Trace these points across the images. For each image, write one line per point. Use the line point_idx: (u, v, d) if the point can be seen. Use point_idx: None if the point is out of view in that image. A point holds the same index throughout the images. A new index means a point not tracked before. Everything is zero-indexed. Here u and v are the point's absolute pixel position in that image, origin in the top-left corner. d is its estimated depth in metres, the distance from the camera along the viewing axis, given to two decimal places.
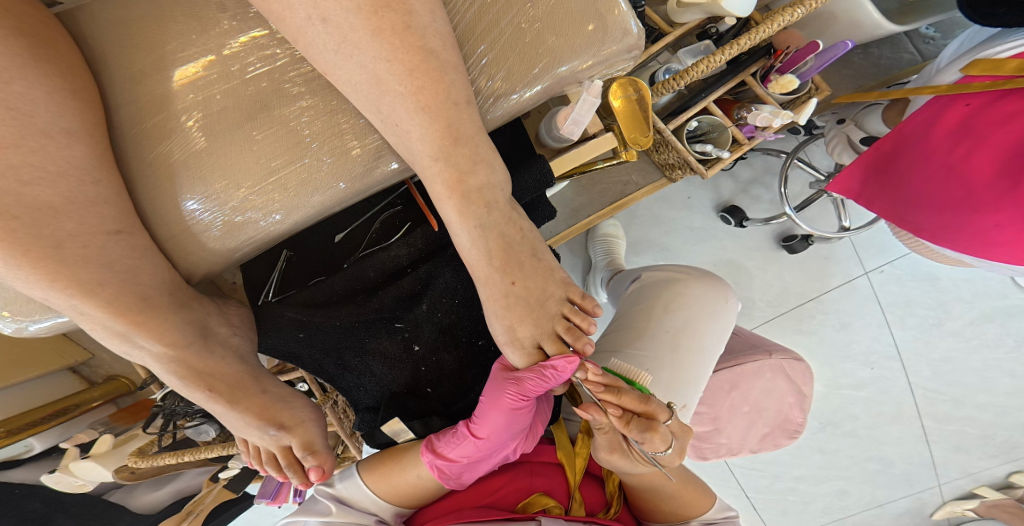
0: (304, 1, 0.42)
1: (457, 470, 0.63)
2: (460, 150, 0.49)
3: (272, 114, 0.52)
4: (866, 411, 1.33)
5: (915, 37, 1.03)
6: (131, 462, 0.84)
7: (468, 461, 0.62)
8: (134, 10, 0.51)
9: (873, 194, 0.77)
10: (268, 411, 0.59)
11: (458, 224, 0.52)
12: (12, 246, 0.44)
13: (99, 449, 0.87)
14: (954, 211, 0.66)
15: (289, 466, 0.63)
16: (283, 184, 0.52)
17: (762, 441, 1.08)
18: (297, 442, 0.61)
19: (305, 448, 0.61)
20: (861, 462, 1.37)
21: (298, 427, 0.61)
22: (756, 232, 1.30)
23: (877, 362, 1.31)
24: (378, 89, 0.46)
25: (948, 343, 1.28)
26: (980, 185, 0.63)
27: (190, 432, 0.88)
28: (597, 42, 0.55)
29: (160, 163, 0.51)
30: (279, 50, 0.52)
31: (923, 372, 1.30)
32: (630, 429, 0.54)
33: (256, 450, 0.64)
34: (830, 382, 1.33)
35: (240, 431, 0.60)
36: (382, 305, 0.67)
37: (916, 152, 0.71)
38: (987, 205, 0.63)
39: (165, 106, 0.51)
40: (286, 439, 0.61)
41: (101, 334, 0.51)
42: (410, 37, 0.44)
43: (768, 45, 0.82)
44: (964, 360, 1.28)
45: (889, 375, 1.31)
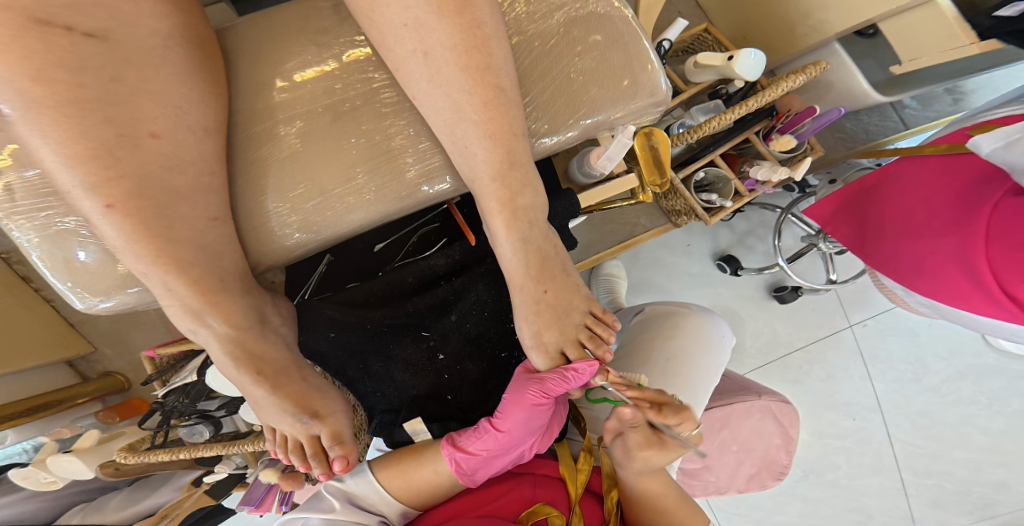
0: (411, 38, 0.51)
1: (474, 464, 0.67)
2: (515, 175, 0.57)
3: (360, 130, 0.60)
4: (847, 461, 1.38)
5: (898, 107, 1.15)
6: (118, 456, 0.97)
7: (486, 455, 0.66)
8: (257, 35, 0.60)
9: (843, 221, 0.85)
10: (305, 398, 0.62)
11: (504, 238, 0.59)
12: (136, 222, 0.50)
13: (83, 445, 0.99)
14: (909, 236, 0.72)
15: (314, 455, 0.64)
16: (358, 190, 0.60)
17: (748, 481, 1.13)
18: (326, 432, 0.64)
19: (332, 437, 0.64)
20: (842, 512, 1.41)
21: (329, 418, 0.64)
22: (749, 282, 1.39)
23: (859, 414, 1.38)
24: (456, 116, 0.54)
25: (925, 398, 1.36)
26: (936, 214, 0.70)
27: (185, 431, 1.04)
28: (628, 97, 0.64)
29: (260, 161, 0.58)
30: (376, 73, 0.61)
31: (902, 427, 1.36)
32: (664, 415, 0.59)
33: (283, 439, 0.65)
34: (814, 432, 1.39)
35: (269, 417, 0.63)
36: (416, 310, 0.74)
37: (892, 183, 0.78)
38: (937, 230, 0.69)
39: (272, 114, 0.59)
40: (317, 428, 0.63)
41: (176, 312, 0.55)
42: (489, 75, 0.53)
43: (770, 108, 0.93)
44: (940, 415, 1.36)
45: (869, 426, 1.37)
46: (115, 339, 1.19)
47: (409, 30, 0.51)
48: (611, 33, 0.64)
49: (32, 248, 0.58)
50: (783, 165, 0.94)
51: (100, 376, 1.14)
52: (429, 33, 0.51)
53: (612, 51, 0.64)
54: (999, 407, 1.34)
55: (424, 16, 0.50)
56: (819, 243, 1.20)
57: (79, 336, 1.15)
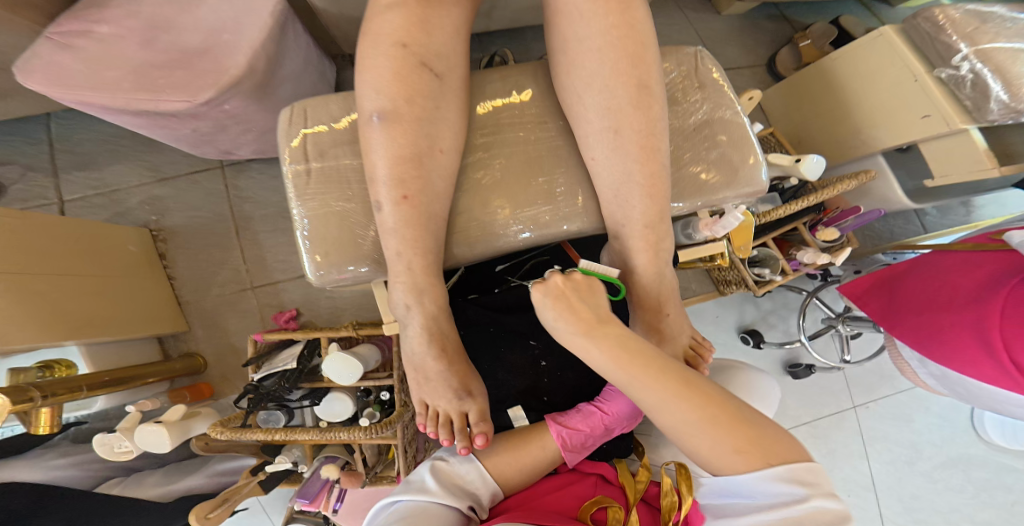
0: (611, 119, 0.71)
1: (577, 439, 0.83)
2: (661, 226, 0.76)
3: (546, 175, 0.80)
4: None
5: (920, 214, 1.44)
6: (216, 431, 1.07)
7: (589, 431, 0.84)
8: (478, 91, 0.81)
9: (873, 297, 1.05)
10: (465, 378, 0.76)
11: (643, 270, 0.77)
12: (409, 215, 0.65)
13: (171, 418, 1.10)
14: (933, 310, 0.93)
15: (460, 430, 0.76)
16: (535, 218, 0.79)
17: None
18: (474, 410, 0.77)
19: (478, 415, 0.77)
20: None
21: (479, 398, 0.77)
22: (767, 355, 1.57)
23: (854, 490, 1.50)
24: (629, 178, 0.73)
25: (917, 482, 1.51)
26: (957, 295, 0.91)
27: (262, 415, 1.12)
28: (729, 183, 0.82)
29: (470, 186, 0.79)
30: (560, 137, 0.81)
31: (895, 509, 1.49)
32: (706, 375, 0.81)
33: (433, 415, 0.79)
34: None
35: (431, 392, 0.77)
36: (533, 320, 0.93)
37: (919, 271, 1.00)
38: (958, 307, 0.89)
39: (481, 153, 0.79)
40: (468, 406, 0.77)
41: (400, 286, 0.70)
42: (659, 153, 0.73)
43: (819, 205, 1.16)
44: (930, 500, 1.50)
45: (863, 504, 1.49)
46: (209, 323, 1.29)
47: (611, 113, 0.71)
48: (733, 134, 0.83)
49: (297, 222, 0.72)
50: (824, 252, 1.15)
51: (184, 358, 1.24)
52: (623, 117, 0.71)
53: (734, 146, 0.83)
54: (982, 498, 1.49)
55: (624, 107, 0.70)
56: (838, 325, 1.40)
57: (181, 315, 1.27)
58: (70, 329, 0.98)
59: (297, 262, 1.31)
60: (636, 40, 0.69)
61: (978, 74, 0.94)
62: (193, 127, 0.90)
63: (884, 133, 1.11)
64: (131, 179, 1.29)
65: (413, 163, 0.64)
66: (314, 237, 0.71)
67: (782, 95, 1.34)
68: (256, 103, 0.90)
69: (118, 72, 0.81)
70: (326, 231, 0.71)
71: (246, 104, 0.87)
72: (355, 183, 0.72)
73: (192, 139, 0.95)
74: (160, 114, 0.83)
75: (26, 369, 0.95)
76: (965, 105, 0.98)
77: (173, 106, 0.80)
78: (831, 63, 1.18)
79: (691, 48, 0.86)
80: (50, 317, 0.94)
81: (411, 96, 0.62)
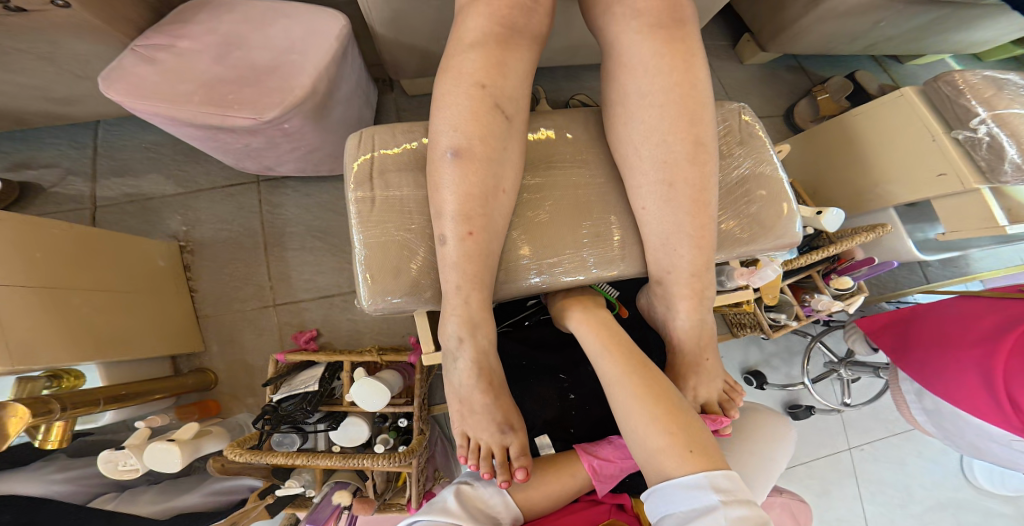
0: (665, 171, 0.74)
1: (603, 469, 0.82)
2: (706, 274, 0.78)
3: (597, 219, 0.82)
4: None
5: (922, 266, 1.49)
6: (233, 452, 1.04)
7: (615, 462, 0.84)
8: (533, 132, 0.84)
9: (886, 331, 1.08)
10: (509, 412, 0.76)
11: (685, 316, 0.79)
12: (470, 251, 0.67)
13: (184, 436, 1.05)
14: (949, 345, 0.95)
15: (501, 463, 0.75)
16: (582, 259, 0.81)
17: None
18: (516, 444, 0.76)
19: (520, 450, 0.76)
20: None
21: (521, 431, 0.76)
22: (769, 395, 1.59)
23: None
24: (679, 229, 0.75)
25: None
26: (973, 332, 0.93)
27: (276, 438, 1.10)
28: (766, 234, 0.84)
29: (520, 224, 0.80)
30: (609, 182, 0.83)
31: None
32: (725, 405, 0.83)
33: (473, 447, 0.77)
34: None
35: (475, 423, 0.76)
36: (569, 357, 0.97)
37: (935, 309, 1.03)
38: (975, 343, 0.92)
39: (535, 193, 0.81)
40: (510, 440, 0.76)
41: (454, 319, 0.71)
42: (710, 206, 0.75)
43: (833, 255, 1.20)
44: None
45: None
46: (226, 338, 1.27)
47: (666, 164, 0.73)
48: (772, 190, 0.86)
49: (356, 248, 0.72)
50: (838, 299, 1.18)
51: (196, 373, 1.21)
52: (679, 171, 0.73)
53: (773, 201, 0.85)
54: None
55: (680, 160, 0.73)
56: (841, 369, 1.44)
57: (199, 333, 1.25)
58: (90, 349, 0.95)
59: (320, 281, 1.30)
60: (696, 98, 0.72)
61: (995, 137, 1.00)
62: (246, 143, 0.91)
63: (900, 188, 1.15)
64: (163, 187, 1.29)
65: (480, 201, 0.66)
66: (371, 262, 0.72)
67: (801, 145, 1.38)
68: (310, 124, 0.91)
69: (190, 85, 0.82)
70: (383, 260, 0.72)
71: (304, 125, 0.89)
72: (414, 213, 0.73)
73: (241, 153, 0.96)
74: (223, 129, 0.84)
75: (36, 378, 0.90)
76: (980, 165, 1.04)
77: (239, 123, 0.82)
78: (852, 118, 1.23)
79: (735, 104, 0.89)
80: (71, 335, 0.91)
81: (485, 136, 0.65)
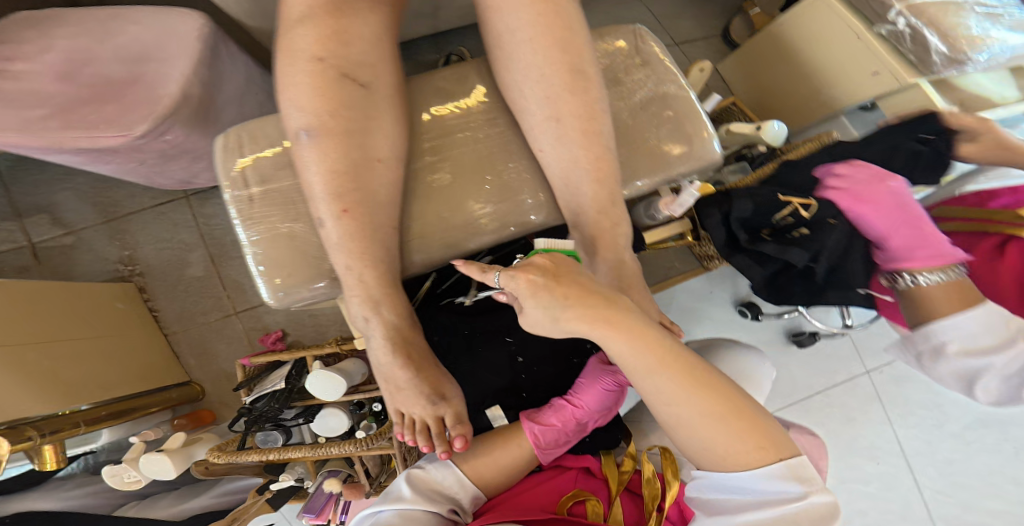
0: (547, 109, 0.72)
1: (552, 434, 0.85)
2: (613, 210, 0.75)
3: (498, 168, 0.79)
4: (875, 508, 1.47)
5: None
6: (214, 455, 1.08)
7: (560, 425, 0.86)
8: (416, 90, 0.80)
9: None
10: (438, 384, 0.75)
11: (600, 255, 0.78)
12: (355, 227, 0.64)
13: (172, 446, 1.11)
14: None
15: (438, 433, 0.76)
16: (495, 217, 0.79)
17: None
18: (450, 413, 0.76)
19: (456, 417, 0.76)
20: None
21: (454, 400, 0.77)
22: (768, 327, 1.53)
23: (881, 457, 1.49)
24: (578, 167, 0.72)
25: (948, 446, 1.49)
26: None
27: (259, 437, 1.13)
28: (688, 153, 0.82)
29: (419, 191, 0.77)
30: (507, 130, 0.80)
31: (931, 475, 1.48)
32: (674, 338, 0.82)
33: (410, 421, 0.78)
34: (839, 475, 1.47)
35: (405, 400, 0.76)
36: (508, 319, 0.92)
37: None
38: None
39: (425, 153, 0.78)
40: (444, 409, 0.76)
41: (358, 299, 0.68)
42: (605, 138, 0.72)
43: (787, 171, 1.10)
44: (967, 463, 1.48)
45: (894, 471, 1.48)
46: (199, 351, 1.31)
47: (546, 99, 0.71)
48: (681, 107, 0.82)
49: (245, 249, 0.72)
50: None
51: (181, 386, 1.27)
52: (563, 105, 0.71)
53: (684, 120, 0.82)
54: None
55: (560, 94, 0.70)
56: None
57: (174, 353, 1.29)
58: (59, 392, 0.98)
59: None
60: (565, 26, 0.69)
61: (915, 28, 0.94)
62: (140, 160, 0.91)
63: (844, 94, 1.10)
64: (86, 216, 1.29)
65: (351, 175, 0.64)
66: (263, 256, 0.71)
67: (738, 63, 1.33)
68: (200, 132, 0.91)
69: (45, 110, 0.82)
70: (277, 255, 0.72)
71: (188, 133, 0.88)
72: (300, 202, 0.72)
73: (142, 173, 0.96)
74: (101, 150, 0.84)
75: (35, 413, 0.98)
76: (911, 60, 0.98)
77: (110, 142, 0.81)
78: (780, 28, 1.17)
79: (629, 25, 0.85)
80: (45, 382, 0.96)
81: (335, 109, 0.62)
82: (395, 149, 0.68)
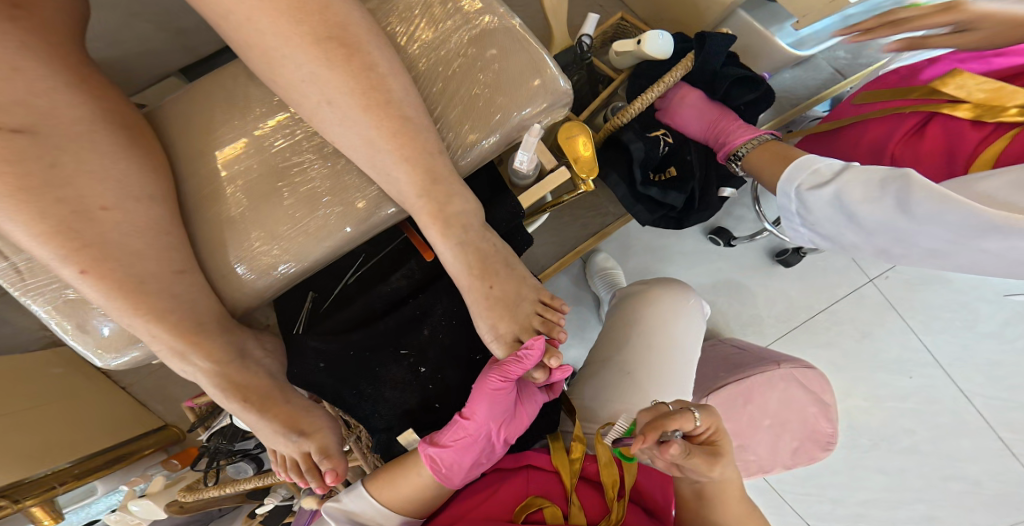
0: (313, 91, 0.59)
1: (448, 456, 0.75)
2: (438, 188, 0.64)
3: (301, 172, 0.68)
4: (920, 424, 1.29)
5: (828, 59, 1.28)
6: (183, 495, 1.01)
7: (457, 445, 0.75)
8: (184, 104, 0.69)
9: None
10: (292, 419, 0.73)
11: (441, 244, 0.67)
12: (112, 281, 0.59)
13: (155, 489, 1.06)
14: None
15: (309, 470, 0.75)
16: (310, 227, 0.68)
17: (794, 455, 1.18)
18: (314, 446, 0.75)
19: (321, 451, 0.75)
20: (938, 483, 1.29)
21: (316, 433, 0.75)
22: (748, 251, 1.36)
23: (914, 370, 1.30)
24: (372, 149, 0.61)
25: (990, 346, 1.29)
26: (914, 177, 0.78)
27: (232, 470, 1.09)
28: (540, 93, 0.71)
29: (209, 219, 0.67)
30: (295, 127, 0.69)
31: (978, 380, 1.29)
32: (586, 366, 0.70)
33: (283, 459, 0.77)
34: (869, 395, 1.31)
35: (270, 439, 0.74)
36: (388, 328, 0.79)
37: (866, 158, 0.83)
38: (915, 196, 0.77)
39: (205, 177, 0.67)
40: (306, 444, 0.74)
41: (165, 354, 0.65)
42: (390, 108, 0.60)
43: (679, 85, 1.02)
44: (1018, 361, 1.29)
45: (933, 382, 1.30)
46: (159, 395, 1.33)
47: (306, 83, 0.58)
48: (504, 44, 0.71)
49: (49, 318, 0.67)
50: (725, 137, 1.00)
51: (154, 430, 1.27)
52: (326, 83, 0.58)
53: (508, 59, 0.71)
54: None
55: (317, 70, 0.57)
56: None
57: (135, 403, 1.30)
58: (42, 454, 0.99)
59: None
60: None
61: None
62: None
63: None
64: None
65: (72, 228, 0.58)
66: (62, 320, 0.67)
67: None
68: None
69: None
70: (85, 317, 0.67)
71: None
72: None
73: None
74: None
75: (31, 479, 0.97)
76: None
77: None
78: None
79: None
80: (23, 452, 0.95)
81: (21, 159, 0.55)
82: (153, 186, 0.64)
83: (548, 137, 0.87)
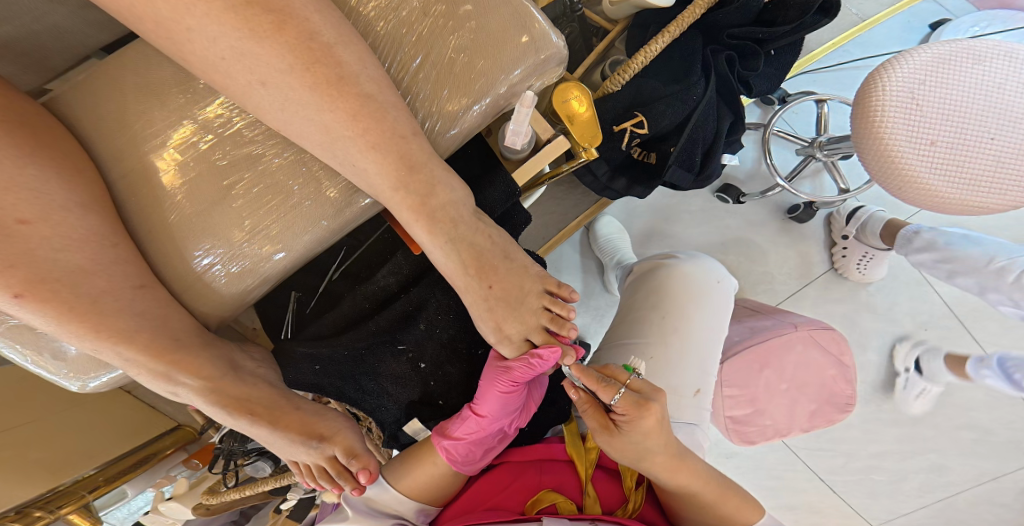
0: (243, 71, 0.51)
1: (462, 450, 0.69)
2: (417, 178, 0.57)
3: (257, 169, 0.61)
4: None
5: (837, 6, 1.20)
6: (202, 499, 0.84)
7: (472, 439, 0.69)
8: (111, 93, 0.60)
9: None
10: (308, 425, 0.68)
11: (430, 242, 0.60)
12: (58, 303, 0.54)
13: (179, 491, 0.90)
14: None
15: (339, 473, 0.70)
16: (279, 226, 0.61)
17: (812, 418, 1.10)
18: (339, 450, 0.70)
19: (346, 452, 0.70)
20: (950, 432, 1.24)
21: (336, 436, 0.71)
22: (757, 207, 1.29)
23: (929, 322, 1.24)
24: (330, 137, 0.54)
25: None
26: None
27: (248, 469, 0.90)
28: (530, 52, 0.62)
29: (162, 226, 0.60)
30: (234, 116, 0.61)
31: (995, 331, 1.24)
32: (601, 388, 0.62)
33: (309, 469, 0.72)
34: (883, 349, 1.25)
35: (287, 451, 0.69)
36: (380, 327, 0.73)
37: None
38: None
39: (149, 177, 0.60)
40: (329, 449, 0.70)
41: (135, 374, 0.60)
42: (345, 86, 0.53)
43: (693, 32, 0.88)
44: None
45: (949, 334, 1.24)
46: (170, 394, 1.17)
47: (232, 61, 0.51)
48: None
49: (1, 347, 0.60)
50: (730, 95, 0.92)
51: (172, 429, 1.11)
52: (260, 61, 0.50)
53: (485, 18, 0.62)
54: None
55: (250, 46, 0.50)
56: (817, 154, 1.14)
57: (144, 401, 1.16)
58: (45, 466, 0.90)
59: None
60: None
61: None
62: None
63: None
64: None
65: (3, 245, 0.51)
66: (22, 345, 0.60)
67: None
68: None
69: None
70: (40, 339, 0.61)
71: None
72: None
73: None
74: None
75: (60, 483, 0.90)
76: None
77: None
78: None
79: None
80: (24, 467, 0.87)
81: None
82: (94, 195, 0.57)
83: (540, 101, 0.78)
